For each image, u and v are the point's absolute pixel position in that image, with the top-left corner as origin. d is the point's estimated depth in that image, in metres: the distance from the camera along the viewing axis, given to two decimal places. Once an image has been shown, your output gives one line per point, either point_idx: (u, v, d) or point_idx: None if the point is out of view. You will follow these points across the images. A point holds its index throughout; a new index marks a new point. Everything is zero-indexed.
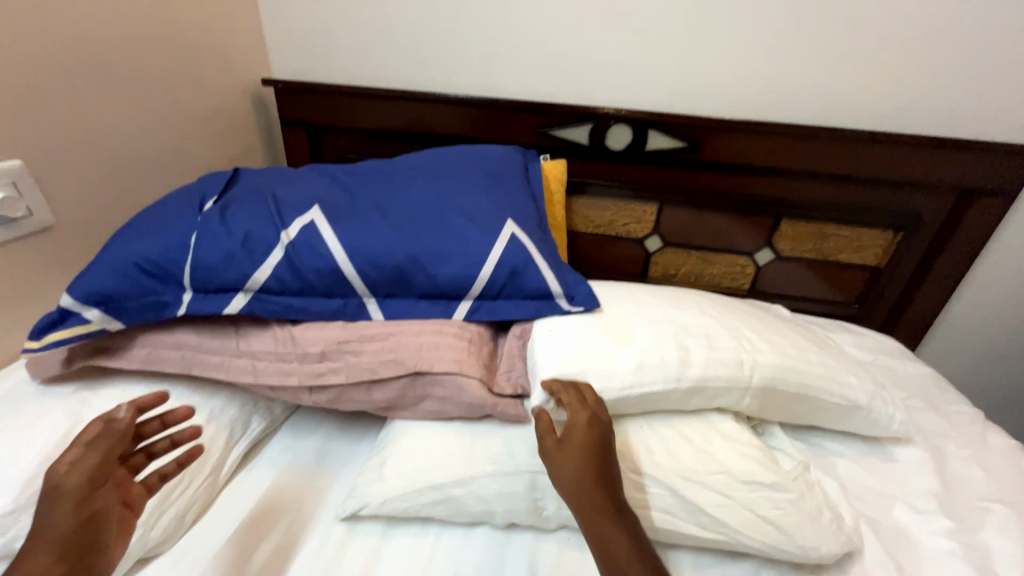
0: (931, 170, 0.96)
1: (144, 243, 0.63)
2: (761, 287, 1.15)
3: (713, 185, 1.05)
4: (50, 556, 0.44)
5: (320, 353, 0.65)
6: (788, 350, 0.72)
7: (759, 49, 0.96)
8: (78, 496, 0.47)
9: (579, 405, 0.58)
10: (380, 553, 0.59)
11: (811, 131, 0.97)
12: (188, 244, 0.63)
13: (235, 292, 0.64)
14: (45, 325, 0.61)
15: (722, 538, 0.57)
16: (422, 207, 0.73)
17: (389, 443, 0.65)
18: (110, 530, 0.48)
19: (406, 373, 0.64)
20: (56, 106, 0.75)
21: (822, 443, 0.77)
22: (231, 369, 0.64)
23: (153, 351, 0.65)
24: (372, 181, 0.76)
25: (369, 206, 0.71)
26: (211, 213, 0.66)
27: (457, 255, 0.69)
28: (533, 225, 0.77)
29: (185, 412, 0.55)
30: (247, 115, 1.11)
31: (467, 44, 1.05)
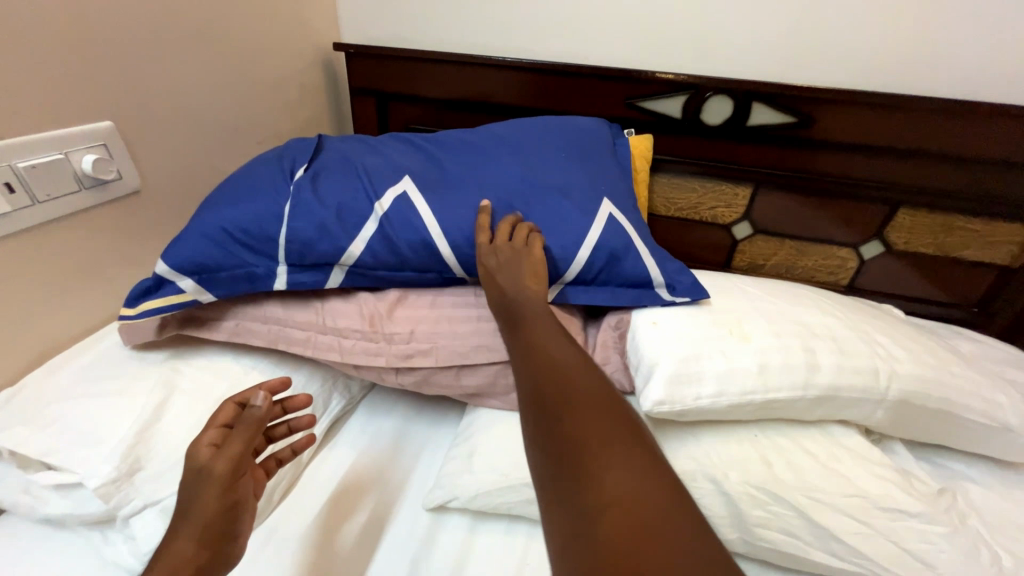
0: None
1: (238, 211, 0.61)
2: (861, 284, 1.04)
3: (820, 167, 0.94)
4: (196, 542, 0.43)
5: (409, 333, 0.61)
6: (925, 359, 0.63)
7: (895, 8, 0.83)
8: (225, 483, 0.46)
9: (492, 251, 0.59)
10: (470, 547, 0.56)
11: (952, 107, 0.83)
12: (282, 213, 0.60)
13: (328, 266, 0.62)
14: (140, 294, 0.60)
15: (856, 569, 0.50)
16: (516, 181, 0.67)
17: (477, 430, 0.62)
18: (244, 517, 0.47)
19: (501, 359, 0.61)
20: (143, 66, 0.72)
21: (949, 464, 0.68)
22: (319, 346, 0.62)
23: (242, 324, 0.63)
24: (459, 152, 0.70)
25: (459, 178, 0.67)
26: (302, 180, 0.63)
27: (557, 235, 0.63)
28: (631, 206, 0.70)
29: (306, 399, 0.55)
30: (317, 82, 1.07)
31: (552, 5, 0.96)
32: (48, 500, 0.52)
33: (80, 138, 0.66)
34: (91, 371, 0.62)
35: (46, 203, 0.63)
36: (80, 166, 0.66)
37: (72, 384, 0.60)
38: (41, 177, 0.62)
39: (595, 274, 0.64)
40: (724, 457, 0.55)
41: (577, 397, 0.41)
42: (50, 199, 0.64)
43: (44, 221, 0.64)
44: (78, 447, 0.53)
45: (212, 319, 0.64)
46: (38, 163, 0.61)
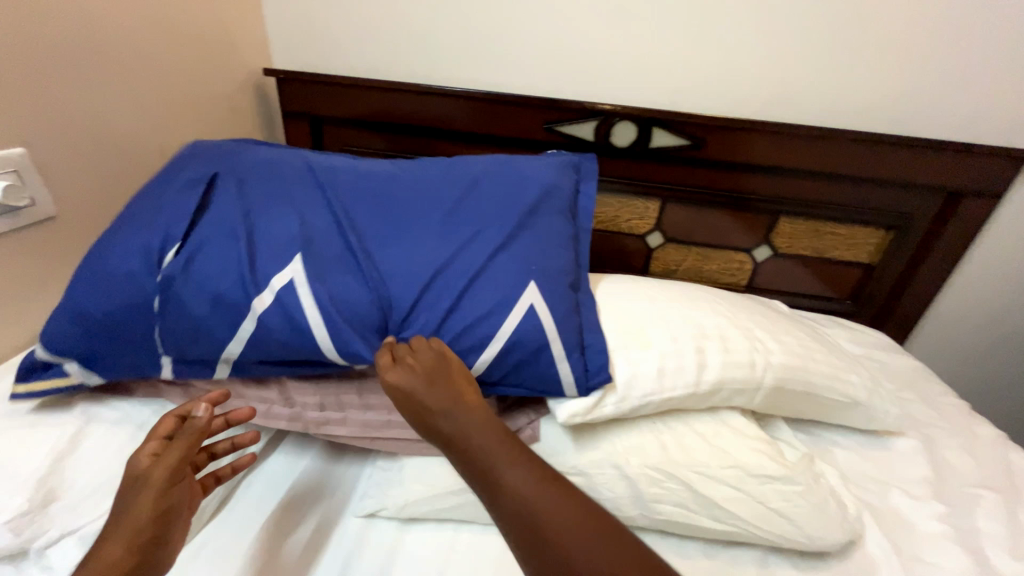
0: (924, 171, 1.00)
1: (115, 268, 0.61)
2: (758, 283, 1.18)
3: (715, 184, 1.07)
4: (126, 547, 0.45)
5: (319, 402, 0.66)
6: (791, 345, 0.74)
7: (763, 50, 0.98)
8: (162, 487, 0.48)
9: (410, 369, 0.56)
10: (399, 545, 0.60)
11: (811, 132, 0.99)
12: (156, 307, 0.60)
13: (211, 361, 0.63)
14: (27, 370, 0.62)
15: (733, 529, 0.59)
16: (418, 240, 0.64)
17: (406, 455, 0.65)
18: (176, 526, 0.49)
19: (415, 430, 0.64)
20: (58, 93, 0.72)
21: (822, 434, 0.80)
22: (229, 413, 0.65)
23: (156, 386, 0.66)
24: (373, 209, 0.66)
25: (356, 238, 0.63)
26: (175, 265, 0.60)
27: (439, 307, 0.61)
28: (560, 281, 0.66)
29: (248, 413, 0.59)
30: (247, 106, 1.09)
31: (474, 39, 1.05)
32: None
33: None
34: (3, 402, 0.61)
35: None
36: None
37: None
38: None
39: (502, 371, 0.62)
40: (629, 447, 0.63)
41: (557, 531, 0.46)
42: None
43: None
44: None
45: (126, 373, 0.66)
46: None
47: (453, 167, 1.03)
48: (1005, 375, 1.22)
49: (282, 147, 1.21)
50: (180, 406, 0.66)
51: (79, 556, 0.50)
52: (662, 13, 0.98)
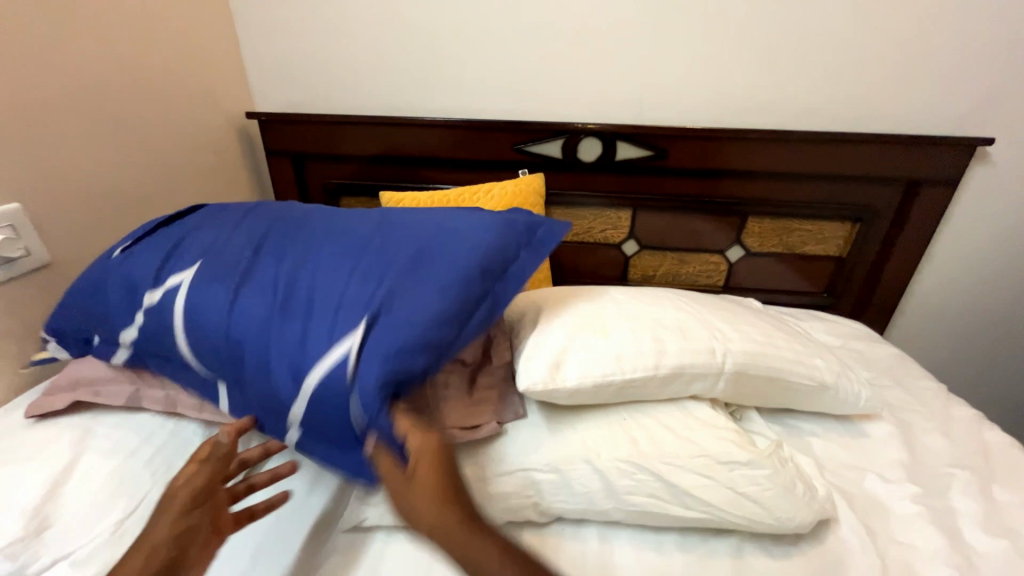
0: (881, 164, 1.03)
1: (110, 287, 0.69)
2: (735, 283, 1.21)
3: (680, 192, 1.12)
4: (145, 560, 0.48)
5: None
6: (757, 338, 0.77)
7: (714, 62, 1.04)
8: (185, 509, 0.52)
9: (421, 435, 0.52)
10: (383, 557, 0.62)
11: (768, 135, 1.04)
12: (122, 296, 0.67)
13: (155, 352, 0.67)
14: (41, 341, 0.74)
15: (706, 516, 0.61)
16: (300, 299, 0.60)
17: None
18: (195, 546, 0.51)
19: None
20: (47, 150, 0.78)
21: (798, 424, 0.82)
22: (205, 413, 0.68)
23: (140, 391, 0.69)
24: (293, 241, 0.66)
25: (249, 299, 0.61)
26: (140, 266, 0.68)
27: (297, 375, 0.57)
28: (461, 311, 0.59)
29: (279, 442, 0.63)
30: (232, 147, 1.15)
31: (442, 71, 1.11)
32: None
33: None
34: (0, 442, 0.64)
35: None
36: None
37: None
38: None
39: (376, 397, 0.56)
40: (595, 436, 0.66)
41: None
42: None
43: None
44: None
45: (109, 386, 0.69)
46: None
47: (428, 192, 1.08)
48: (991, 357, 1.23)
49: (268, 184, 1.27)
50: (162, 411, 0.69)
51: None
52: (615, 36, 1.04)
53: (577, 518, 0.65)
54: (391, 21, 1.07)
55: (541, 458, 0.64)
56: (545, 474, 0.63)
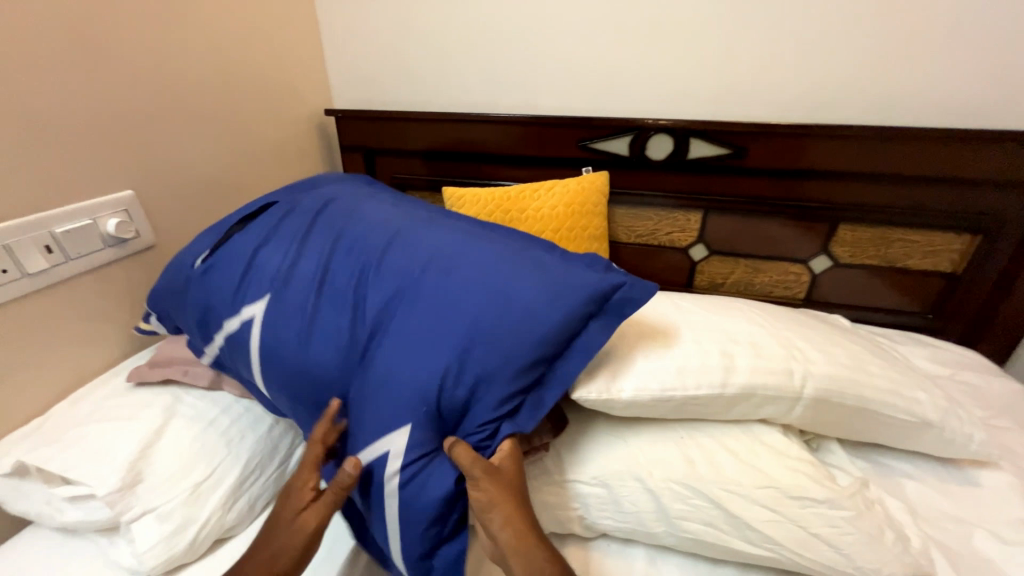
0: (1015, 167, 0.88)
1: (210, 273, 0.70)
2: (818, 297, 1.09)
3: (759, 195, 1.03)
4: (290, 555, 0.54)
5: None
6: (844, 361, 0.68)
7: (808, 52, 0.94)
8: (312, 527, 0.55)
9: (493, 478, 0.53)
10: None
11: (871, 132, 0.92)
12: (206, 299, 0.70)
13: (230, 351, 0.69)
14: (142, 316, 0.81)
15: (771, 554, 0.55)
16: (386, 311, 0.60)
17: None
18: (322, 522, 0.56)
19: None
20: (159, 143, 0.87)
21: (888, 463, 0.72)
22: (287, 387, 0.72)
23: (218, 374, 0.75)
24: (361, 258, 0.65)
25: (332, 304, 0.63)
26: (224, 263, 0.70)
27: (380, 387, 0.57)
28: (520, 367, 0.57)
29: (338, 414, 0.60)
30: (311, 142, 1.23)
31: (510, 66, 1.10)
32: (63, 511, 0.62)
33: (104, 205, 0.79)
34: (108, 400, 0.73)
35: (74, 260, 0.76)
36: (105, 228, 0.79)
37: (91, 411, 0.71)
38: (72, 239, 0.75)
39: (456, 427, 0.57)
40: (649, 452, 0.62)
41: None
42: (80, 257, 0.76)
43: (75, 275, 0.77)
44: (90, 464, 0.63)
45: (195, 366, 0.75)
46: (71, 228, 0.74)
47: (489, 188, 1.08)
48: None
49: None
50: (235, 394, 0.74)
51: (152, 537, 0.59)
52: (695, 26, 0.97)
53: (625, 536, 0.62)
54: (463, 19, 1.08)
55: (587, 471, 0.62)
56: (590, 487, 0.61)
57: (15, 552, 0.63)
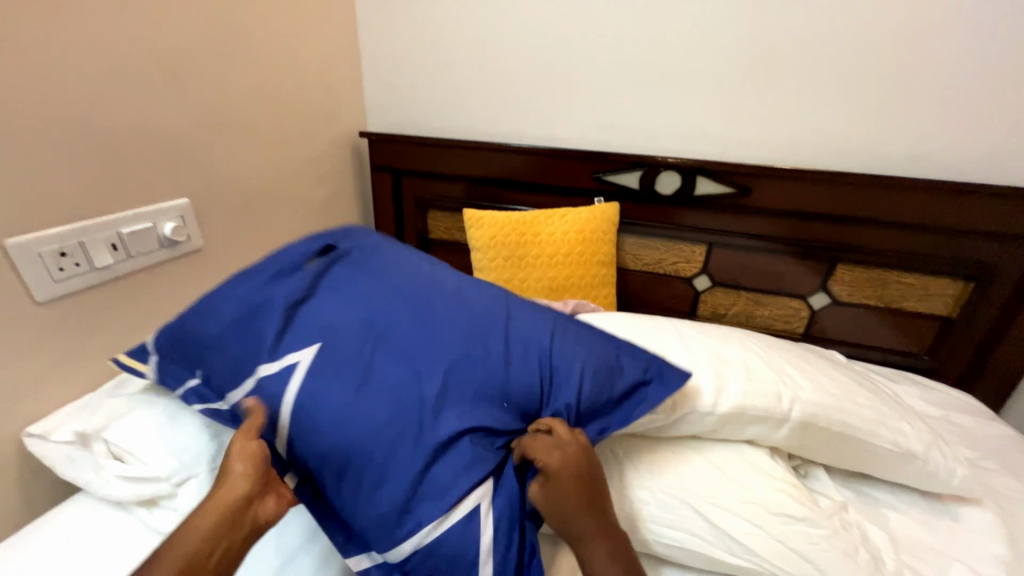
0: None
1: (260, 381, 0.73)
2: (817, 332, 1.14)
3: (857, 208, 1.00)
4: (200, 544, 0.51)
5: None
6: (832, 392, 0.73)
7: (812, 101, 1.01)
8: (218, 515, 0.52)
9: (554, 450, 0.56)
10: None
11: (865, 180, 0.98)
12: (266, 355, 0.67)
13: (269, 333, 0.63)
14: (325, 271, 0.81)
15: (754, 567, 0.59)
16: (325, 435, 0.57)
17: None
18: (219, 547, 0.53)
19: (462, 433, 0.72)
20: (211, 158, 0.95)
21: (873, 494, 0.75)
22: None
23: None
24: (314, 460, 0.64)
25: (290, 351, 0.62)
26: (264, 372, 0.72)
27: (408, 482, 0.55)
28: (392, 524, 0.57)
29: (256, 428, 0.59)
30: (344, 160, 1.33)
31: (532, 101, 1.20)
32: (115, 485, 0.68)
33: (164, 211, 0.87)
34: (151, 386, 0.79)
35: (135, 258, 0.84)
36: (162, 231, 0.87)
37: (132, 396, 0.77)
38: (136, 239, 0.83)
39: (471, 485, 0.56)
40: (635, 460, 0.67)
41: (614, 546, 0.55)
42: (138, 256, 0.84)
43: (133, 272, 0.84)
44: (144, 447, 0.69)
45: None
46: (134, 230, 0.83)
47: (507, 212, 1.15)
48: None
49: (369, 193, 1.43)
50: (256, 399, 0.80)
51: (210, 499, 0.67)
52: (705, 72, 1.05)
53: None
54: (492, 54, 1.18)
55: None
56: None
57: (60, 522, 0.68)
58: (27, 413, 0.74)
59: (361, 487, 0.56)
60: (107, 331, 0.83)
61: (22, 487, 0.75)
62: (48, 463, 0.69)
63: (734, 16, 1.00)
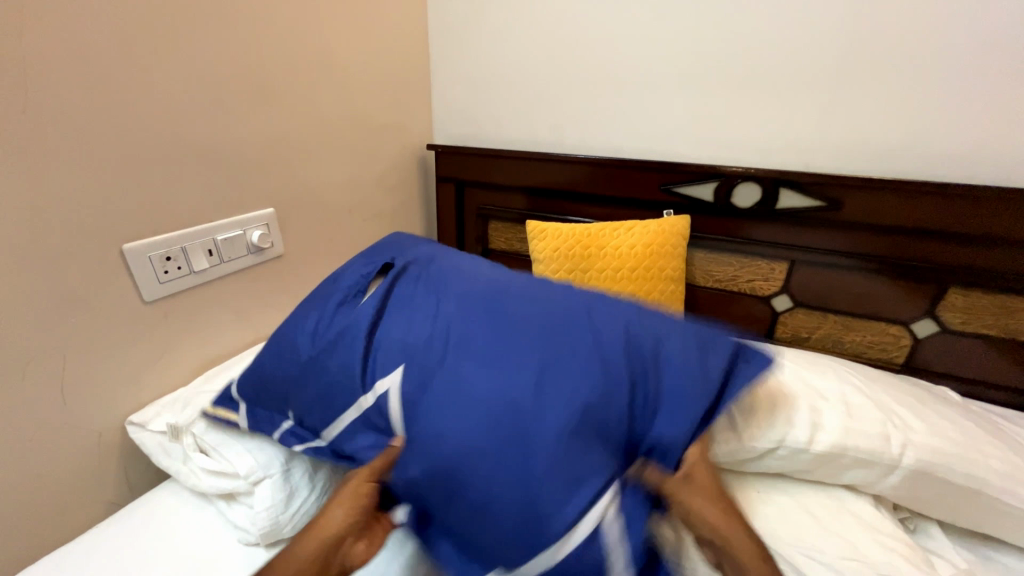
0: None
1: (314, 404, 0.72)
2: (920, 364, 1.00)
3: (974, 226, 0.88)
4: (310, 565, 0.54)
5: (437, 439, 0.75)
6: (950, 435, 0.63)
7: (915, 109, 0.92)
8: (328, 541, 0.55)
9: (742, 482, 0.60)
10: None
11: (984, 194, 0.86)
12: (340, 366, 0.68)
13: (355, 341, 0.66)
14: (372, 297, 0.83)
15: None
16: (427, 449, 0.56)
17: None
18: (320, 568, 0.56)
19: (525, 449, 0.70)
20: (295, 171, 1.02)
21: (1002, 560, 0.64)
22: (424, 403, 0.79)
23: None
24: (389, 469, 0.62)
25: (377, 377, 0.62)
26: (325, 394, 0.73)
27: (512, 500, 0.52)
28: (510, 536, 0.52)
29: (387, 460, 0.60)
30: (412, 172, 1.38)
31: (599, 112, 1.18)
32: (200, 477, 0.73)
33: (252, 220, 0.94)
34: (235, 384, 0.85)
35: (226, 263, 0.91)
36: (250, 238, 0.94)
37: (217, 392, 0.83)
38: (228, 246, 0.90)
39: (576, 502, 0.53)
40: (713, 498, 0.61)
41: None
42: (228, 261, 0.91)
43: (223, 276, 0.91)
44: (227, 442, 0.74)
45: None
46: (227, 237, 0.90)
47: (571, 224, 1.13)
48: None
49: (433, 203, 1.47)
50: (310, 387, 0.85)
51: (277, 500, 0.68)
52: (790, 78, 0.99)
53: None
54: (560, 67, 1.19)
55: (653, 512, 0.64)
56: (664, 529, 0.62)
57: (153, 506, 0.74)
58: (130, 401, 0.81)
59: (468, 510, 0.54)
60: (199, 329, 0.90)
61: (123, 469, 0.83)
62: (147, 450, 0.77)
63: (826, 18, 0.93)
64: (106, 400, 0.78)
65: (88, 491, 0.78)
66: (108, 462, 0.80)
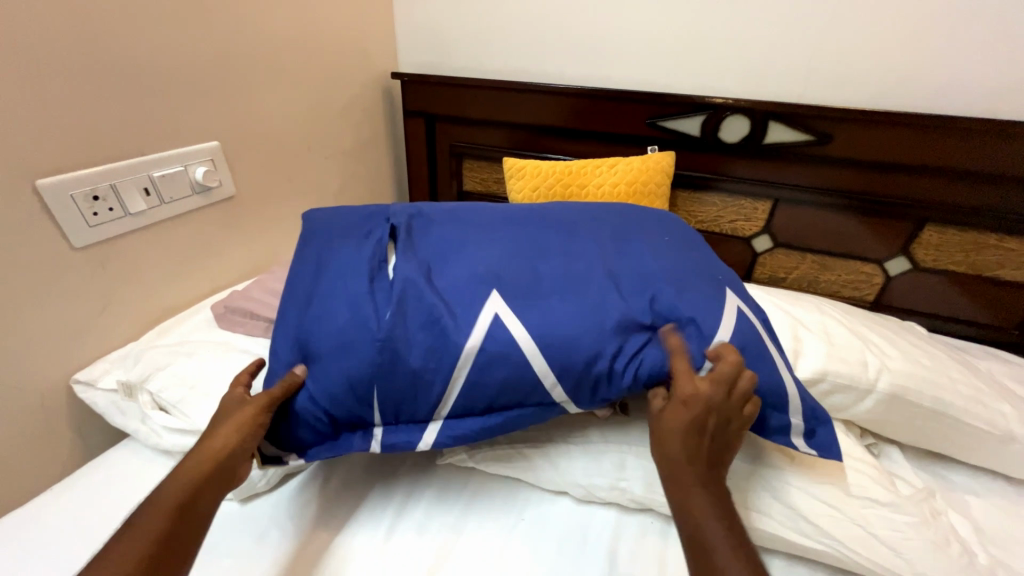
0: None
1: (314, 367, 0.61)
2: (888, 300, 1.03)
3: (961, 160, 0.87)
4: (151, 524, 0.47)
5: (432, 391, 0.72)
6: (922, 363, 0.65)
7: (920, 32, 0.86)
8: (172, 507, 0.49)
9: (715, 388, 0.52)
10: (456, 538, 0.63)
11: (973, 126, 0.84)
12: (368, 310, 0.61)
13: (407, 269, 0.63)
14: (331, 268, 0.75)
15: (822, 548, 0.55)
16: (562, 351, 0.57)
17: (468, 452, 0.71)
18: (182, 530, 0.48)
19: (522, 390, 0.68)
20: (240, 99, 0.89)
21: (952, 477, 0.68)
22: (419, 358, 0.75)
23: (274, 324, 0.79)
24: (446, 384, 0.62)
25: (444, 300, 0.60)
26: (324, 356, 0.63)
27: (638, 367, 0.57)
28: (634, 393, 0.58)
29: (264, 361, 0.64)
30: (376, 104, 1.25)
31: (582, 35, 1.07)
32: (161, 435, 0.69)
33: (193, 154, 0.83)
34: (192, 337, 0.79)
35: (166, 204, 0.80)
36: (193, 175, 0.83)
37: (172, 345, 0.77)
38: (167, 184, 0.80)
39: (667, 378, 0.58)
40: None
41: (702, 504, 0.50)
42: (169, 202, 0.81)
43: (165, 219, 0.81)
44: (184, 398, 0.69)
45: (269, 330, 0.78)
46: (166, 173, 0.79)
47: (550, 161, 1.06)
48: None
49: (401, 141, 1.36)
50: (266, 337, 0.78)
51: None
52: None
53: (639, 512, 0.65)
54: None
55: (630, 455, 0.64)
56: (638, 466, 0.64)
57: (114, 464, 0.71)
58: (72, 357, 0.74)
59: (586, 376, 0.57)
60: (143, 278, 0.81)
61: (74, 427, 0.77)
62: (100, 409, 0.73)
63: None
64: (41, 357, 0.70)
65: (35, 452, 0.73)
66: (54, 422, 0.74)
